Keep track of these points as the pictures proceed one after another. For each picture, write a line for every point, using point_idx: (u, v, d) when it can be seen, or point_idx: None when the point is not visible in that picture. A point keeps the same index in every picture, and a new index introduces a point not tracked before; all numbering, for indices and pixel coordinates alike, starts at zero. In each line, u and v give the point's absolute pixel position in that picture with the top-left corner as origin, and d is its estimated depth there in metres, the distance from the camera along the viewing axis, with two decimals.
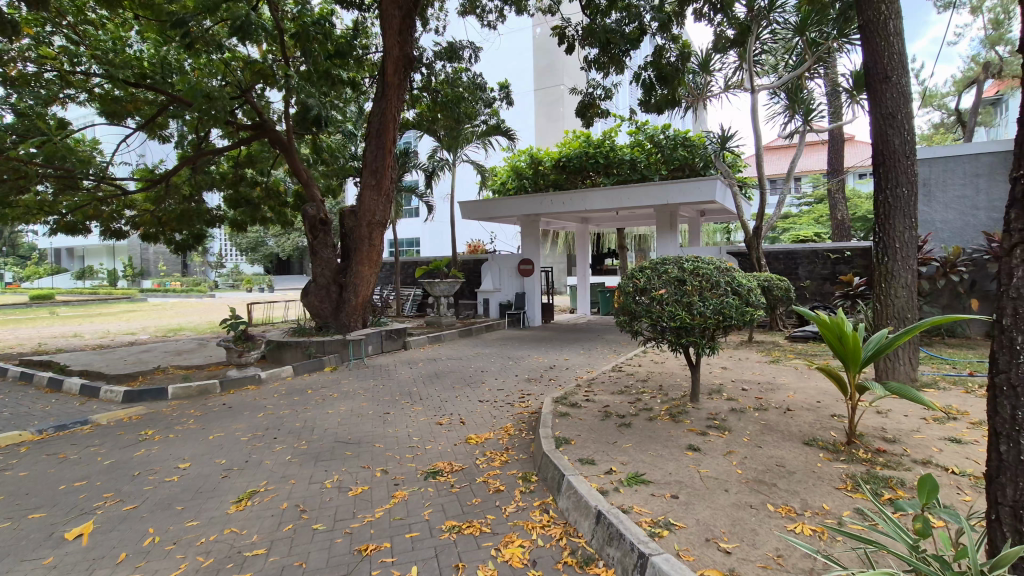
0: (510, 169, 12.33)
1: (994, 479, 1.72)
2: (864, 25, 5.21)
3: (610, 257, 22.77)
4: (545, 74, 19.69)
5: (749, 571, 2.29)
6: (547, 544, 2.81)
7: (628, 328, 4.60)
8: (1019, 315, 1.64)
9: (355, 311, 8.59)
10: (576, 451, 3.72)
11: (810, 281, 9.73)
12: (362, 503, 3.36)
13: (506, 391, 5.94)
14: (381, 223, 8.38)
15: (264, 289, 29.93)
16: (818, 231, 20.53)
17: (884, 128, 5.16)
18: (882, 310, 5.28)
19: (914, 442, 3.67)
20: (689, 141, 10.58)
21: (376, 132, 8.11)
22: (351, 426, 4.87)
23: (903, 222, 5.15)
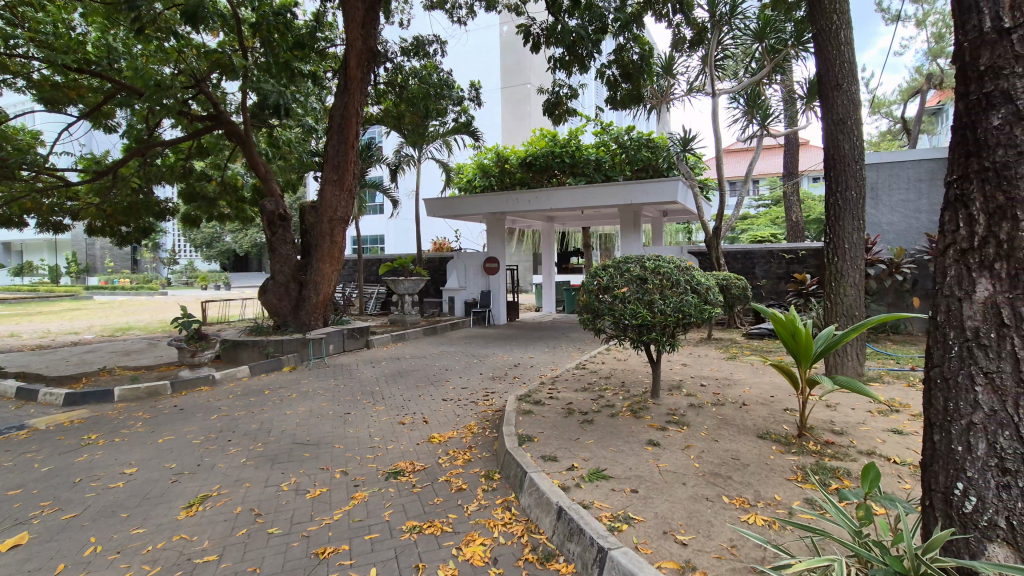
0: (477, 166, 12.28)
1: (928, 467, 1.81)
2: (818, 33, 5.41)
3: (575, 256, 23.00)
4: (513, 73, 19.71)
5: (705, 562, 2.35)
6: (508, 541, 2.81)
7: (591, 326, 4.65)
8: (951, 312, 1.73)
9: (315, 309, 8.37)
10: (539, 448, 3.74)
11: (766, 280, 10.06)
12: (321, 505, 3.29)
13: (470, 390, 5.92)
14: (343, 220, 8.21)
15: (220, 285, 28.95)
16: (774, 232, 21.31)
17: (835, 134, 5.37)
18: (830, 309, 5.52)
19: (860, 434, 3.84)
20: (653, 142, 10.79)
21: (338, 127, 7.93)
22: (310, 427, 4.76)
23: (851, 223, 5.38)
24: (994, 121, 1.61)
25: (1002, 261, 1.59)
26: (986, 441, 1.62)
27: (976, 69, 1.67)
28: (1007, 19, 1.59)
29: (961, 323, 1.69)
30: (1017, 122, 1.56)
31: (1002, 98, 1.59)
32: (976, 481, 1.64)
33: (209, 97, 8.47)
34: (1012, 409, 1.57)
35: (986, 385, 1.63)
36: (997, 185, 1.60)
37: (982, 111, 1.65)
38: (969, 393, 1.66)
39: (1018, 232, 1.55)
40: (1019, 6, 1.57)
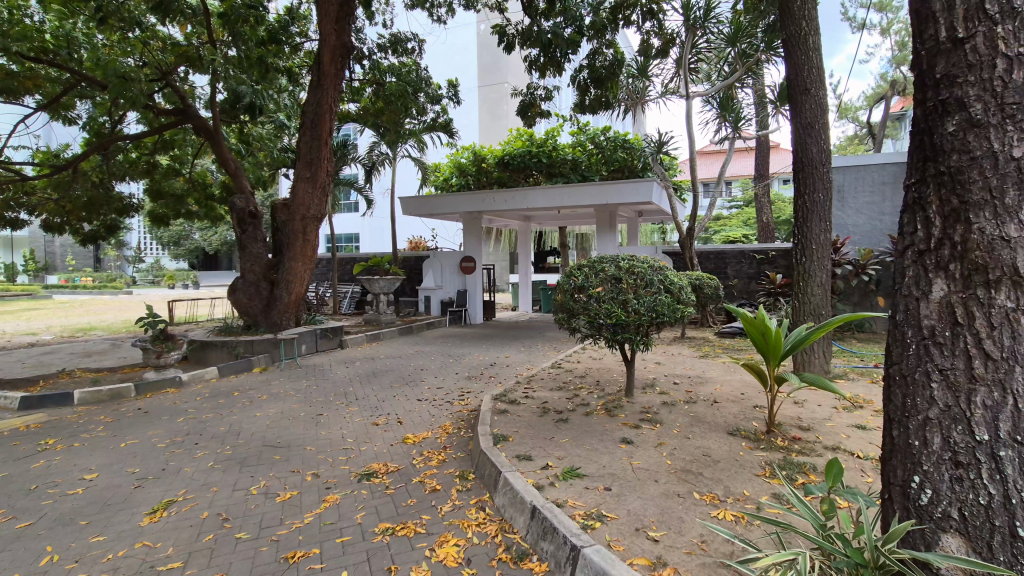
0: (453, 165, 12.23)
1: (888, 461, 1.86)
2: (787, 39, 5.54)
3: (552, 255, 23.10)
4: (490, 71, 19.67)
5: (675, 558, 2.39)
6: (482, 541, 2.81)
7: (566, 325, 4.67)
8: (909, 311, 1.79)
9: (287, 309, 8.22)
10: (514, 447, 3.74)
11: (737, 280, 10.27)
12: (291, 509, 3.22)
13: (445, 390, 5.89)
14: (316, 217, 8.07)
15: (189, 284, 28.22)
16: (746, 232, 21.79)
17: (804, 137, 5.50)
18: (798, 308, 5.66)
19: (825, 430, 3.95)
20: (629, 143, 10.91)
21: (311, 123, 7.79)
22: (281, 429, 4.66)
23: (819, 225, 5.53)
24: (948, 127, 1.67)
25: (956, 262, 1.65)
26: (941, 436, 1.68)
27: (932, 76, 1.73)
28: (961, 29, 1.65)
29: (918, 322, 1.75)
30: (970, 128, 1.62)
31: (957, 105, 1.65)
32: (931, 474, 1.70)
33: (177, 90, 8.24)
34: (964, 404, 1.64)
35: (941, 381, 1.69)
36: (952, 189, 1.66)
37: (938, 117, 1.71)
38: (926, 390, 1.72)
39: (971, 234, 1.61)
40: (972, 17, 1.63)
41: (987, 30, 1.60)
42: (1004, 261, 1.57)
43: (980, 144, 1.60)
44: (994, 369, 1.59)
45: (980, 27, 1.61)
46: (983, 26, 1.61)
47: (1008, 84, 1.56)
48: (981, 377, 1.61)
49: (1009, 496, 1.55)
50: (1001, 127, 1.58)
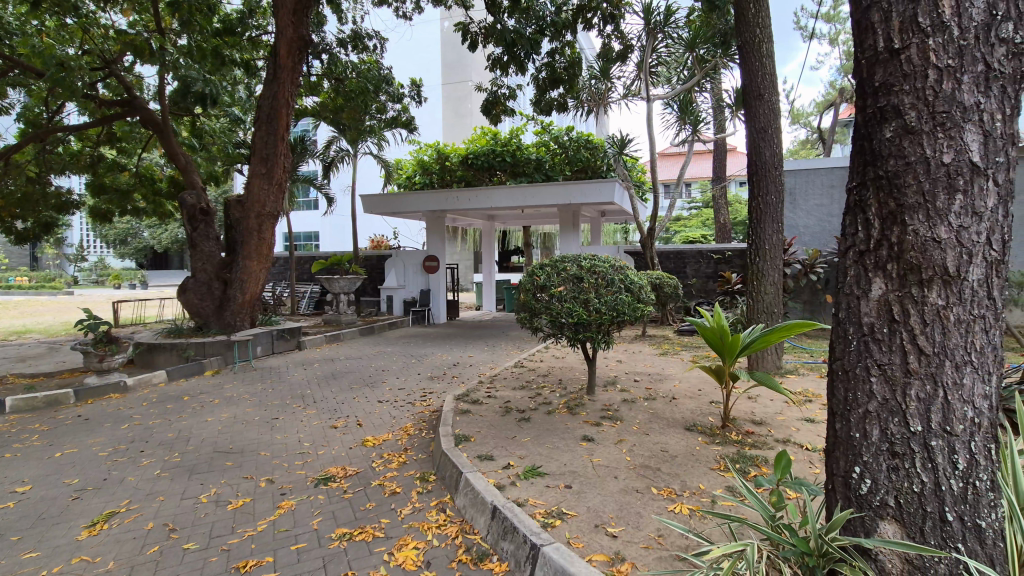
0: (416, 163, 12.09)
1: (831, 453, 1.94)
2: (743, 45, 5.70)
3: (516, 254, 23.12)
4: (453, 69, 19.53)
5: (633, 553, 2.42)
6: (442, 543, 2.78)
7: (529, 324, 4.69)
8: (851, 309, 1.85)
9: (241, 309, 7.94)
10: (475, 447, 3.73)
11: (695, 279, 10.54)
12: (243, 516, 3.11)
13: (407, 391, 5.81)
14: (272, 215, 7.83)
15: (136, 284, 26.89)
16: (705, 232, 22.40)
17: (757, 141, 5.69)
18: (752, 306, 5.85)
19: (777, 424, 4.09)
20: (592, 144, 11.01)
21: (267, 117, 7.56)
22: (233, 434, 4.51)
23: (772, 226, 5.73)
24: (886, 133, 1.75)
25: (894, 262, 1.72)
26: (880, 428, 1.76)
27: (871, 84, 1.80)
28: (897, 40, 1.72)
29: (859, 319, 1.82)
30: (905, 135, 1.70)
31: (894, 112, 1.73)
32: (870, 464, 1.78)
33: (121, 80, 7.83)
34: (901, 397, 1.72)
35: (880, 375, 1.76)
36: (890, 192, 1.73)
37: (877, 123, 1.78)
38: (865, 384, 1.80)
39: (906, 236, 1.69)
40: (907, 29, 1.70)
41: (920, 41, 1.67)
42: (936, 262, 1.66)
43: (915, 150, 1.68)
44: (927, 363, 1.69)
45: (914, 38, 1.69)
46: (917, 37, 1.68)
47: (940, 94, 1.65)
48: (916, 371, 1.70)
49: (939, 482, 1.67)
50: (932, 134, 1.66)
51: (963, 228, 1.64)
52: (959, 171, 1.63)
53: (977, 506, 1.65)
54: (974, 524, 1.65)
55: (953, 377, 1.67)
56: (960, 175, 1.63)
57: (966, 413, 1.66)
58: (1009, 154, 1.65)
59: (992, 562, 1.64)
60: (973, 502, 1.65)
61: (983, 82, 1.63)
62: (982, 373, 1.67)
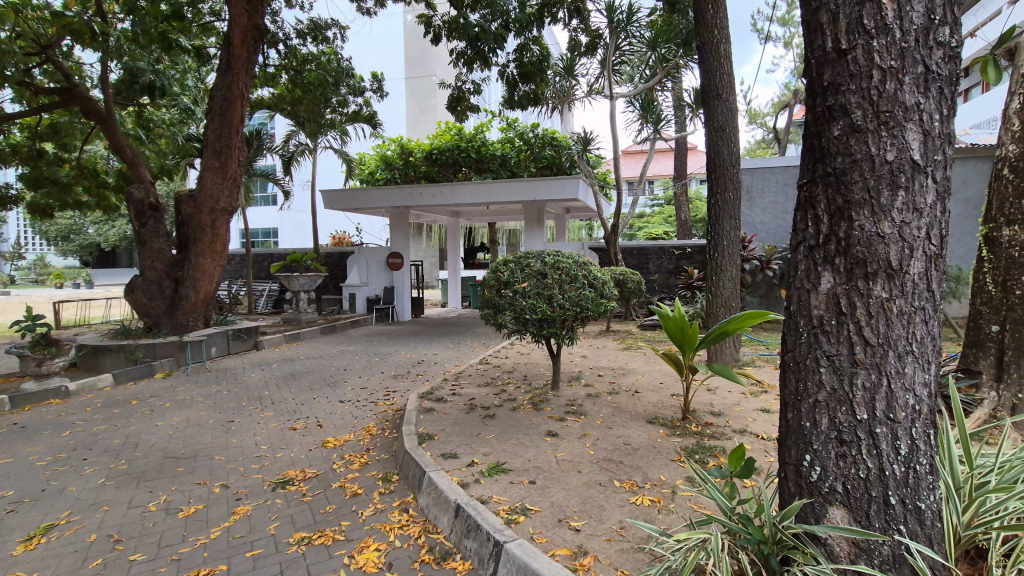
0: (379, 158, 11.86)
1: (783, 442, 1.99)
2: (701, 45, 5.82)
3: (482, 251, 23.03)
4: (417, 64, 19.25)
5: (596, 545, 2.45)
6: (405, 544, 2.74)
7: (493, 321, 4.68)
8: (801, 302, 1.90)
9: (194, 309, 7.63)
10: (439, 446, 3.68)
11: (658, 275, 10.73)
12: (195, 524, 2.99)
13: (370, 390, 5.71)
14: (226, 210, 7.54)
15: (81, 284, 25.49)
16: (667, 229, 22.82)
17: (716, 140, 5.83)
18: (713, 300, 5.99)
19: (735, 414, 4.21)
20: (556, 141, 11.03)
21: (220, 109, 7.27)
22: (185, 438, 4.33)
23: (729, 222, 5.88)
24: (835, 131, 1.79)
25: (841, 257, 1.78)
26: (828, 417, 1.82)
27: (820, 84, 1.85)
28: (844, 41, 1.77)
29: (809, 312, 1.87)
30: (852, 133, 1.75)
31: (842, 111, 1.78)
32: (820, 453, 1.84)
33: (60, 66, 7.37)
34: (848, 387, 1.78)
35: (828, 366, 1.82)
36: (837, 190, 1.79)
37: (825, 122, 1.83)
38: (815, 375, 1.85)
39: (852, 231, 1.75)
40: (853, 30, 1.75)
41: (866, 42, 1.72)
42: (880, 256, 1.72)
43: (861, 148, 1.74)
44: (872, 354, 1.75)
45: (860, 39, 1.73)
46: (862, 39, 1.73)
47: (883, 94, 1.71)
48: (862, 362, 1.76)
49: (883, 468, 1.74)
50: (876, 133, 1.72)
51: (904, 223, 1.71)
52: (902, 168, 1.70)
53: (917, 488, 1.73)
54: (915, 506, 1.73)
55: (896, 366, 1.74)
56: (902, 172, 1.70)
57: (908, 401, 1.74)
58: (946, 153, 1.73)
59: (931, 542, 1.73)
60: (913, 485, 1.73)
61: (922, 84, 1.70)
62: (922, 362, 1.75)
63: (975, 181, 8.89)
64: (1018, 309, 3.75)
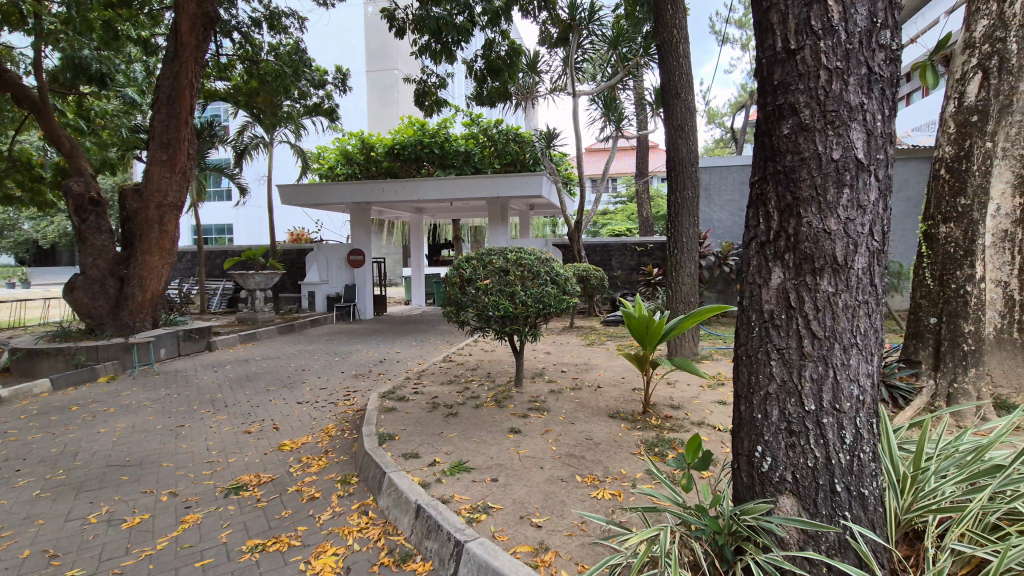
0: (339, 153, 11.56)
1: (736, 433, 2.03)
2: (661, 44, 5.90)
3: (446, 248, 22.82)
4: (378, 57, 18.88)
5: (557, 541, 2.45)
6: (364, 547, 2.68)
7: (455, 318, 4.64)
8: (754, 297, 1.94)
9: (140, 309, 7.26)
10: (400, 446, 3.62)
11: (620, 271, 10.89)
12: (139, 535, 2.84)
13: (329, 390, 5.58)
14: (175, 205, 7.20)
15: (16, 284, 23.91)
16: (630, 226, 23.18)
17: (675, 138, 5.93)
18: (673, 296, 6.11)
19: (693, 407, 4.31)
20: (520, 137, 11.01)
21: (167, 99, 6.93)
22: (131, 445, 4.11)
23: (688, 219, 6.00)
24: (784, 129, 1.84)
25: (790, 253, 1.83)
26: (778, 408, 1.87)
27: (770, 83, 1.89)
28: (793, 41, 1.81)
29: (760, 307, 1.91)
30: (801, 131, 1.80)
31: (790, 110, 1.82)
32: (771, 444, 1.89)
33: None
34: (796, 379, 1.84)
35: (778, 359, 1.87)
36: (786, 186, 1.83)
37: (775, 120, 1.87)
38: (766, 367, 1.90)
39: (801, 228, 1.80)
40: (801, 31, 1.79)
41: (813, 43, 1.77)
42: (827, 252, 1.77)
43: (808, 147, 1.79)
44: (819, 347, 1.81)
45: (807, 40, 1.78)
46: (810, 40, 1.77)
47: (829, 94, 1.76)
48: (810, 354, 1.81)
49: (830, 457, 1.80)
50: (823, 132, 1.77)
51: (849, 220, 1.76)
52: (846, 167, 1.76)
53: (861, 476, 1.80)
54: (859, 493, 1.79)
55: (841, 358, 1.80)
56: (847, 171, 1.76)
57: (853, 392, 1.80)
58: (888, 153, 1.80)
59: (873, 526, 1.80)
60: (858, 473, 1.80)
61: (865, 84, 1.75)
62: (866, 354, 1.81)
63: (915, 181, 9.37)
64: (953, 302, 3.97)
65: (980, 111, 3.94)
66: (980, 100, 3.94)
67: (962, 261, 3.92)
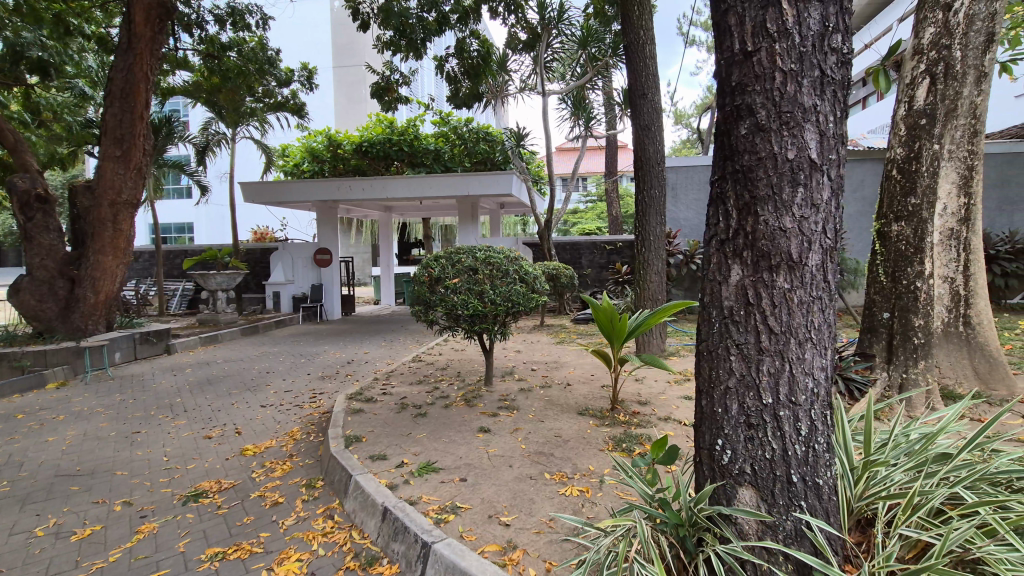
0: (305, 150, 11.30)
1: (698, 427, 2.07)
2: (629, 45, 5.97)
3: (417, 246, 22.62)
4: (346, 52, 18.53)
5: (524, 539, 2.45)
6: (329, 552, 2.63)
7: (424, 317, 4.60)
8: (714, 293, 1.98)
9: (93, 311, 6.94)
10: (367, 448, 3.56)
11: (590, 269, 10.99)
12: (90, 547, 2.72)
13: (294, 392, 5.46)
14: (129, 203, 6.92)
15: None
16: (600, 224, 23.43)
17: (642, 137, 6.01)
18: (641, 294, 6.19)
19: (660, 402, 4.37)
20: (490, 136, 10.98)
21: (120, 93, 6.65)
22: (82, 453, 3.93)
23: (655, 218, 6.09)
24: (742, 129, 1.88)
25: (748, 250, 1.87)
26: (738, 402, 1.91)
27: (728, 83, 1.93)
28: (750, 43, 1.85)
29: (720, 303, 1.96)
30: (757, 132, 1.84)
31: (747, 111, 1.86)
32: (731, 437, 1.93)
33: None
34: (755, 372, 1.88)
35: (738, 354, 1.91)
36: (744, 185, 1.87)
37: (733, 120, 1.91)
38: (726, 362, 1.94)
39: (758, 225, 1.85)
40: (758, 33, 1.83)
41: (769, 45, 1.81)
42: (783, 249, 1.82)
43: (765, 147, 1.83)
44: (776, 342, 1.85)
45: (763, 43, 1.82)
46: (766, 42, 1.81)
47: (784, 95, 1.80)
48: (767, 349, 1.86)
49: (786, 449, 1.85)
50: (779, 132, 1.81)
51: (803, 219, 1.82)
52: (801, 166, 1.81)
53: (816, 466, 1.86)
54: (814, 483, 1.85)
55: (797, 353, 1.85)
56: (801, 170, 1.81)
57: (808, 384, 1.86)
58: (840, 153, 1.85)
59: (827, 515, 1.86)
60: (813, 463, 1.85)
61: (819, 87, 1.80)
62: (820, 348, 1.87)
63: (870, 182, 9.75)
64: (905, 297, 4.14)
65: (928, 115, 4.12)
66: (928, 104, 4.13)
67: (913, 258, 4.10)
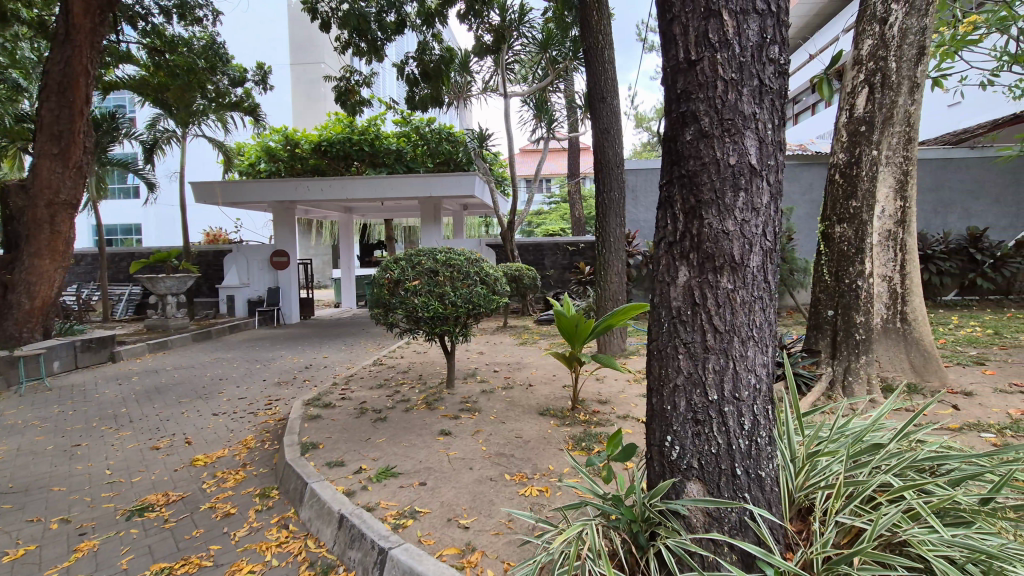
0: (261, 149, 10.97)
1: (648, 425, 2.12)
2: (587, 49, 6.05)
3: (379, 247, 22.27)
4: (303, 49, 18.07)
5: (484, 541, 2.46)
6: (283, 562, 2.56)
7: (384, 320, 4.55)
8: (663, 293, 2.04)
9: (28, 318, 6.54)
10: (324, 454, 3.49)
11: (553, 270, 11.09)
12: (24, 568, 2.57)
13: (249, 399, 5.30)
14: (69, 204, 6.57)
15: None
16: (563, 225, 23.67)
17: (601, 140, 6.11)
18: (603, 294, 6.28)
19: (619, 402, 4.45)
20: (453, 136, 10.90)
21: (58, 87, 6.32)
22: (15, 469, 3.71)
23: (615, 219, 6.20)
24: (687, 135, 1.94)
25: (694, 252, 1.94)
26: (686, 400, 1.97)
27: (674, 91, 1.99)
28: (693, 53, 1.91)
29: (669, 303, 2.01)
30: (702, 138, 1.91)
31: (692, 118, 1.93)
32: (679, 433, 1.99)
33: None
34: (701, 370, 1.94)
35: (685, 353, 1.97)
36: (690, 189, 1.94)
37: (679, 127, 1.97)
38: (675, 360, 2.00)
39: (704, 228, 1.91)
40: (700, 43, 1.90)
41: (711, 55, 1.88)
42: (726, 251, 1.89)
43: (708, 152, 1.90)
44: (720, 340, 1.92)
45: (706, 52, 1.89)
46: (708, 52, 1.88)
47: (725, 104, 1.87)
48: (712, 347, 1.93)
49: (730, 443, 1.92)
50: (721, 139, 1.88)
51: (745, 221, 1.89)
52: (742, 171, 1.88)
53: (758, 459, 1.94)
54: (757, 476, 1.93)
55: (740, 350, 1.92)
56: (742, 175, 1.88)
57: (751, 381, 1.94)
58: (778, 159, 1.94)
59: (770, 505, 1.94)
60: (755, 456, 1.93)
61: (758, 95, 1.88)
62: (762, 346, 1.95)
63: (818, 185, 10.20)
64: (847, 295, 4.35)
65: (867, 122, 4.35)
66: (867, 112, 4.36)
67: (854, 258, 4.32)
